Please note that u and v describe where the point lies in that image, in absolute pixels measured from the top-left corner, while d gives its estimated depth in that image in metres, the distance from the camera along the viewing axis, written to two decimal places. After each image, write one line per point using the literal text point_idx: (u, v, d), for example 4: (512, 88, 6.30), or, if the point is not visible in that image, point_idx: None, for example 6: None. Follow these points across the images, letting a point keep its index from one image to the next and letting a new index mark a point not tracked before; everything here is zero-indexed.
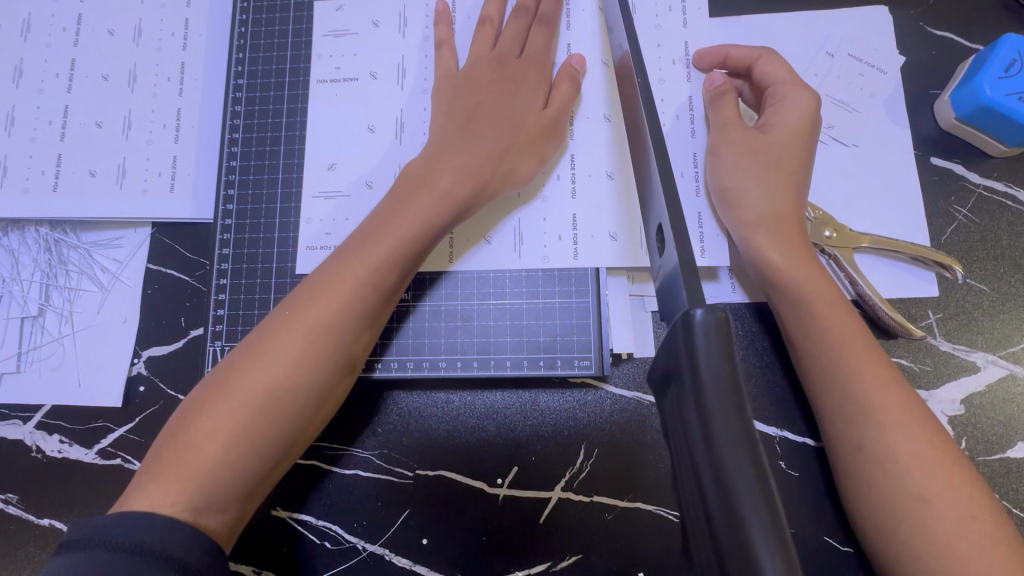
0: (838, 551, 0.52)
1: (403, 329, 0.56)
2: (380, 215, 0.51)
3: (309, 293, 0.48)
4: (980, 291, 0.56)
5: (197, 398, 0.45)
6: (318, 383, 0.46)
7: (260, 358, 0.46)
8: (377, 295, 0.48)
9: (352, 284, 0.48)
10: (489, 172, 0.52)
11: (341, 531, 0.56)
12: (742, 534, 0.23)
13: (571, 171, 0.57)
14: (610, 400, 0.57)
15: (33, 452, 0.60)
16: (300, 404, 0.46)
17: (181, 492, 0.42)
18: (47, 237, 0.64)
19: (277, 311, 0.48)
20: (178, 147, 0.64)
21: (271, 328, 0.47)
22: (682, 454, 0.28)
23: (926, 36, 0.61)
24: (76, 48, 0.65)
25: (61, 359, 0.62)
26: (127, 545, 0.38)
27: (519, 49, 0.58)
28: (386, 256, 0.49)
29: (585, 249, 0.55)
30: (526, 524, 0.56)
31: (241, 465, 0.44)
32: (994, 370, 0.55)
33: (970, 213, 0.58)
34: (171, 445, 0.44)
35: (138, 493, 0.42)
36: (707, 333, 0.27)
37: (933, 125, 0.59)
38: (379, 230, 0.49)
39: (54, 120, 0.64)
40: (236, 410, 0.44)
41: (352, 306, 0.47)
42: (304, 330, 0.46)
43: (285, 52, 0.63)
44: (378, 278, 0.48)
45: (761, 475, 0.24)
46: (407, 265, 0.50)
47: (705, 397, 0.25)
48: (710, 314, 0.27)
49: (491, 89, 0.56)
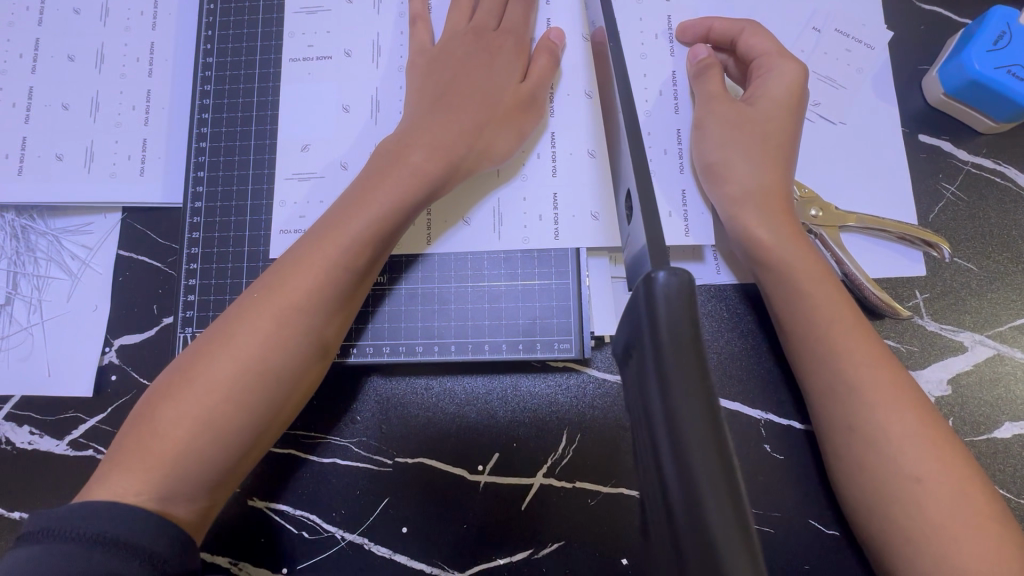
0: (824, 534, 0.51)
1: (379, 313, 0.55)
2: (352, 194, 0.49)
3: (280, 275, 0.46)
4: (967, 271, 0.55)
5: (164, 385, 0.44)
6: (290, 368, 0.45)
7: (229, 342, 0.44)
8: (350, 276, 0.47)
9: (324, 266, 0.46)
10: (465, 149, 0.51)
11: (319, 521, 0.55)
12: (698, 507, 0.21)
13: (551, 149, 0.55)
14: (592, 384, 0.56)
15: (2, 444, 0.59)
16: (270, 390, 0.44)
17: (144, 482, 0.40)
18: (13, 223, 0.62)
19: (246, 294, 0.46)
20: (148, 129, 0.62)
21: (240, 312, 0.45)
22: (642, 428, 0.26)
23: (913, 10, 0.60)
24: (41, 28, 0.63)
25: (30, 348, 0.60)
26: (87, 535, 0.36)
27: (497, 25, 0.56)
28: (358, 236, 0.47)
29: (565, 228, 0.54)
30: (508, 511, 0.55)
31: (208, 454, 0.42)
32: (981, 349, 0.54)
33: (958, 191, 0.56)
34: (136, 433, 0.42)
35: (100, 485, 0.41)
36: (670, 297, 0.26)
37: (921, 101, 0.58)
38: (353, 209, 0.48)
39: (18, 102, 0.62)
40: (202, 397, 0.42)
41: (325, 287, 0.46)
42: (274, 312, 0.45)
43: (256, 29, 0.61)
44: (351, 259, 0.47)
45: (719, 444, 0.22)
46: (381, 246, 0.48)
47: (664, 363, 0.24)
48: (672, 276, 0.26)
49: (468, 66, 0.54)
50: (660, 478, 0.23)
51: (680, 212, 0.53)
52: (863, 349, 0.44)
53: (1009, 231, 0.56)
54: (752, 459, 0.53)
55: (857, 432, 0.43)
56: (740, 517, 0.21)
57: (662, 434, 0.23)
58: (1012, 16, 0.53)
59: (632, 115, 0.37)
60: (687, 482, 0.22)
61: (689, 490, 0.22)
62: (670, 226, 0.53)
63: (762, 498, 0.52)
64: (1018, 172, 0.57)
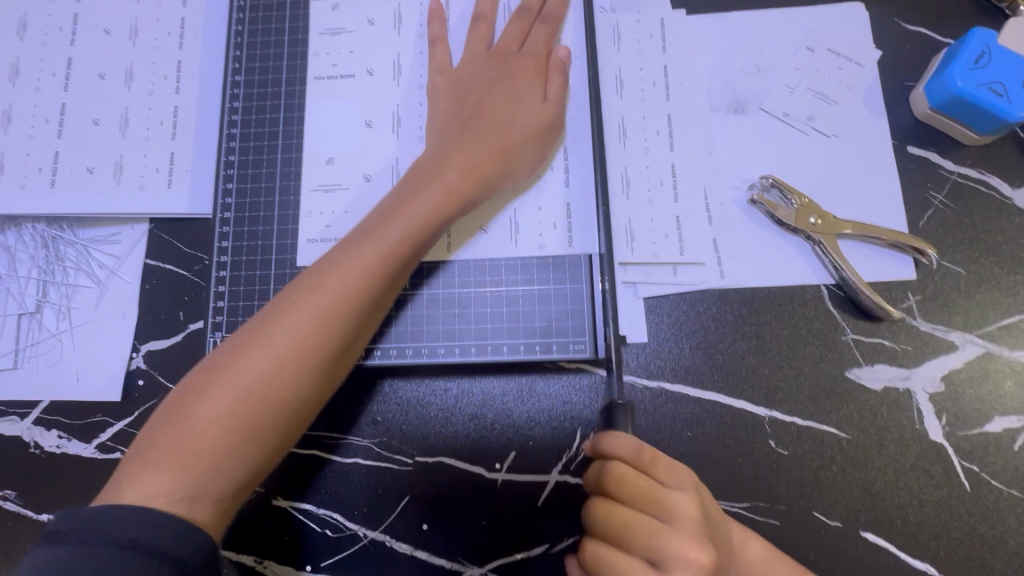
0: (827, 526, 0.54)
1: (401, 317, 0.58)
2: (385, 207, 0.53)
3: (311, 281, 0.49)
4: (957, 274, 0.58)
5: (196, 383, 0.46)
6: (319, 370, 0.47)
7: (261, 344, 0.46)
8: (380, 284, 0.50)
9: (355, 273, 0.49)
10: (490, 168, 0.54)
11: (341, 519, 0.57)
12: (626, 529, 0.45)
13: (565, 162, 0.59)
14: (604, 385, 0.59)
15: (32, 447, 0.60)
16: (300, 390, 0.46)
17: (178, 479, 0.43)
18: (44, 233, 0.64)
19: (281, 298, 0.49)
20: (176, 144, 0.65)
21: (274, 314, 0.48)
22: None
23: (901, 30, 0.64)
24: (73, 48, 0.66)
25: (59, 355, 0.62)
26: (121, 543, 0.38)
27: (517, 46, 0.60)
28: (388, 245, 0.50)
29: (578, 236, 0.57)
30: (524, 508, 0.57)
31: (240, 451, 0.45)
32: (971, 348, 0.57)
33: (946, 199, 0.60)
34: (169, 431, 0.44)
35: (135, 479, 0.43)
36: (621, 416, 0.49)
37: (909, 115, 0.62)
38: (382, 220, 0.51)
39: (50, 118, 0.65)
40: (236, 395, 0.45)
41: (356, 294, 0.48)
42: (307, 316, 0.47)
43: (282, 49, 0.65)
44: (380, 267, 0.50)
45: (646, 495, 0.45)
46: (409, 256, 0.51)
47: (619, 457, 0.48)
48: (622, 408, 0.49)
49: (488, 86, 0.57)
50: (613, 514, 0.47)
51: (677, 233, 0.59)
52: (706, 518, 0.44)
53: (995, 236, 0.59)
54: (758, 454, 0.55)
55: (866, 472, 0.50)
56: None
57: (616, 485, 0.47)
58: (992, 37, 0.57)
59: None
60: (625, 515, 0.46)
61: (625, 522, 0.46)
62: (667, 246, 0.59)
63: (767, 492, 0.55)
64: (1003, 181, 0.60)
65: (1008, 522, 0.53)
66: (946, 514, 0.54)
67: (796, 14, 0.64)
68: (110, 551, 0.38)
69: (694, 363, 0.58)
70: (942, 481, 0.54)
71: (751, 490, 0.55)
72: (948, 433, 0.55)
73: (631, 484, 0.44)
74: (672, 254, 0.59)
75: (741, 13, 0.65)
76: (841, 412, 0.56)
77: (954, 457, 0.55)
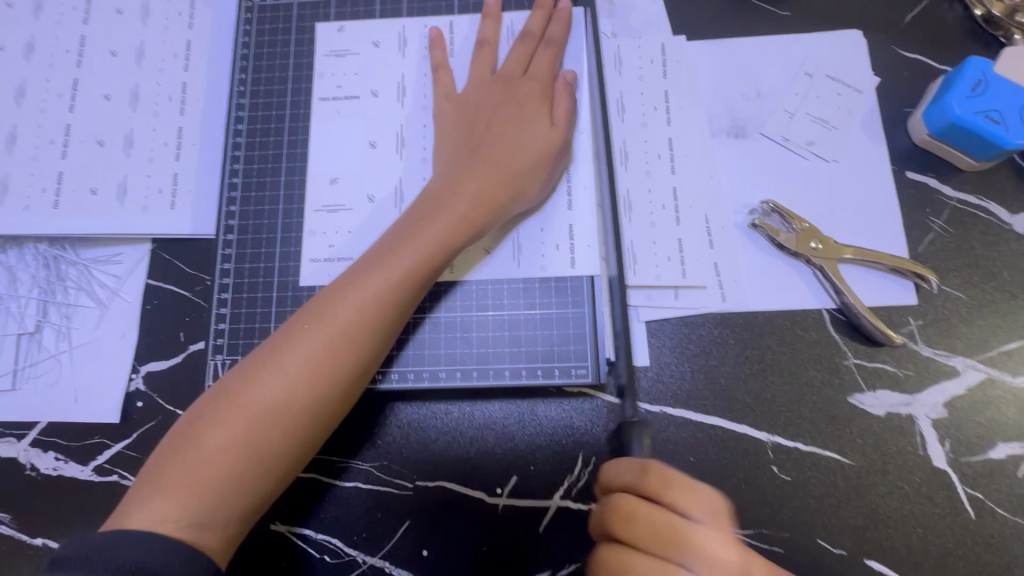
0: (831, 553, 0.53)
1: (415, 339, 0.58)
2: (397, 232, 0.53)
3: (326, 306, 0.49)
4: (957, 299, 0.58)
5: (207, 408, 0.46)
6: (329, 396, 0.47)
7: (274, 370, 0.46)
8: (392, 311, 0.50)
9: (368, 300, 0.49)
10: (500, 197, 0.54)
11: (341, 544, 0.56)
12: None
13: (567, 183, 0.59)
14: (606, 410, 0.58)
15: (28, 470, 0.60)
16: (310, 417, 0.46)
17: (184, 505, 0.42)
18: (46, 253, 0.64)
19: (291, 324, 0.49)
20: (179, 164, 0.65)
21: (284, 340, 0.48)
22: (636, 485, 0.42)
23: (899, 57, 0.64)
24: (79, 69, 0.67)
25: (58, 375, 0.62)
26: (120, 565, 0.38)
27: (521, 71, 0.60)
28: (400, 273, 0.50)
29: (580, 257, 0.58)
30: (525, 534, 0.56)
31: (248, 478, 0.44)
32: (973, 374, 0.57)
33: (945, 224, 0.60)
34: (177, 457, 0.44)
35: (142, 505, 0.42)
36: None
37: (907, 140, 0.62)
38: (397, 246, 0.51)
39: (55, 139, 0.65)
40: (245, 421, 0.45)
41: (367, 322, 0.49)
42: (320, 342, 0.47)
43: (286, 72, 0.66)
44: (393, 294, 0.50)
45: None
46: (422, 283, 0.51)
47: None
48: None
49: (496, 112, 0.58)
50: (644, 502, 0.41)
51: (679, 256, 0.59)
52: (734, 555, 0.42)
53: (994, 261, 0.59)
54: (762, 479, 0.55)
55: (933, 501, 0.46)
56: None
57: None
58: (988, 65, 0.58)
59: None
60: None
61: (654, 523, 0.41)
62: (668, 269, 0.59)
63: (769, 518, 0.54)
64: (1001, 206, 0.60)
65: (1014, 550, 0.53)
66: (950, 541, 0.53)
67: (794, 40, 0.65)
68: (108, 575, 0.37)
69: (695, 386, 0.57)
70: (946, 508, 0.54)
71: (749, 517, 0.54)
72: (951, 459, 0.55)
73: (637, 518, 0.42)
74: (673, 277, 0.59)
75: (740, 38, 0.66)
76: (844, 437, 0.56)
77: (957, 484, 0.54)
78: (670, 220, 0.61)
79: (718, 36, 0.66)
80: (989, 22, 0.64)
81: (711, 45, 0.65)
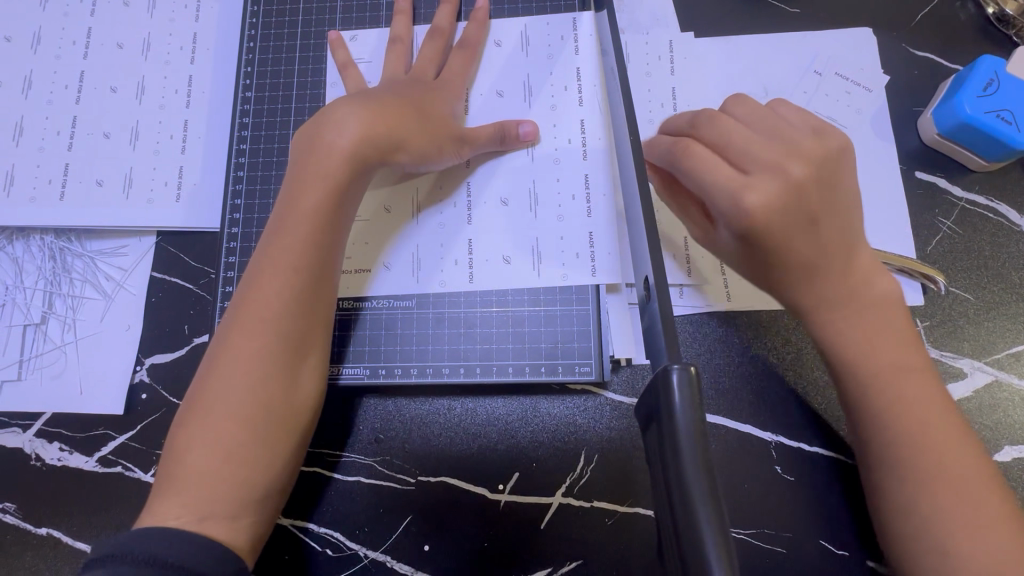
0: (833, 555, 0.53)
1: (356, 337, 0.58)
2: (288, 183, 0.51)
3: (242, 291, 0.48)
4: (965, 300, 0.58)
5: (179, 421, 0.46)
6: (268, 364, 0.46)
7: (217, 364, 0.46)
8: (295, 267, 0.48)
9: (273, 265, 0.48)
10: (387, 134, 0.52)
11: (342, 538, 0.57)
12: (692, 518, 0.28)
13: (585, 191, 0.58)
14: (609, 407, 0.58)
15: (33, 460, 0.60)
16: (262, 389, 0.45)
17: (187, 504, 0.42)
18: (51, 245, 0.64)
19: (220, 325, 0.49)
20: (185, 157, 0.65)
21: (220, 336, 0.48)
22: (661, 483, 0.31)
23: (909, 56, 0.64)
24: (86, 61, 0.67)
25: (63, 367, 0.62)
26: (133, 552, 0.38)
27: (433, 69, 0.60)
28: (301, 229, 0.49)
29: (601, 265, 0.57)
30: (528, 530, 0.56)
31: (226, 473, 0.43)
32: (980, 376, 0.56)
33: (954, 224, 0.60)
34: (169, 467, 0.44)
35: (151, 512, 0.42)
36: (682, 389, 0.31)
37: (917, 140, 0.62)
38: (294, 201, 0.50)
39: (62, 131, 0.65)
40: (207, 420, 0.44)
41: (278, 284, 0.48)
42: (245, 324, 0.47)
43: (292, 67, 0.66)
44: (292, 251, 0.48)
45: (710, 474, 0.28)
46: (325, 229, 0.50)
47: (679, 439, 0.30)
48: (684, 371, 0.31)
49: (420, 90, 0.57)
50: (668, 492, 0.30)
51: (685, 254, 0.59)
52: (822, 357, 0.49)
53: (1003, 263, 0.59)
54: (764, 480, 0.55)
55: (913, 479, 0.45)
56: (714, 505, 0.28)
57: (674, 476, 0.29)
58: (1000, 64, 0.57)
59: (640, 169, 0.41)
60: (691, 515, 0.28)
61: (687, 508, 0.28)
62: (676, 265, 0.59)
63: (772, 517, 0.54)
64: (1011, 208, 0.60)
65: None
66: None
67: (802, 37, 0.65)
68: (120, 563, 0.37)
69: (714, 393, 0.57)
70: None
71: (751, 516, 0.54)
72: None
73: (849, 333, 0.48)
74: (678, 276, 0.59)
75: (749, 35, 0.65)
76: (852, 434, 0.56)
77: None
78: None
79: (726, 32, 0.65)
80: (1001, 20, 0.63)
81: (719, 42, 0.65)
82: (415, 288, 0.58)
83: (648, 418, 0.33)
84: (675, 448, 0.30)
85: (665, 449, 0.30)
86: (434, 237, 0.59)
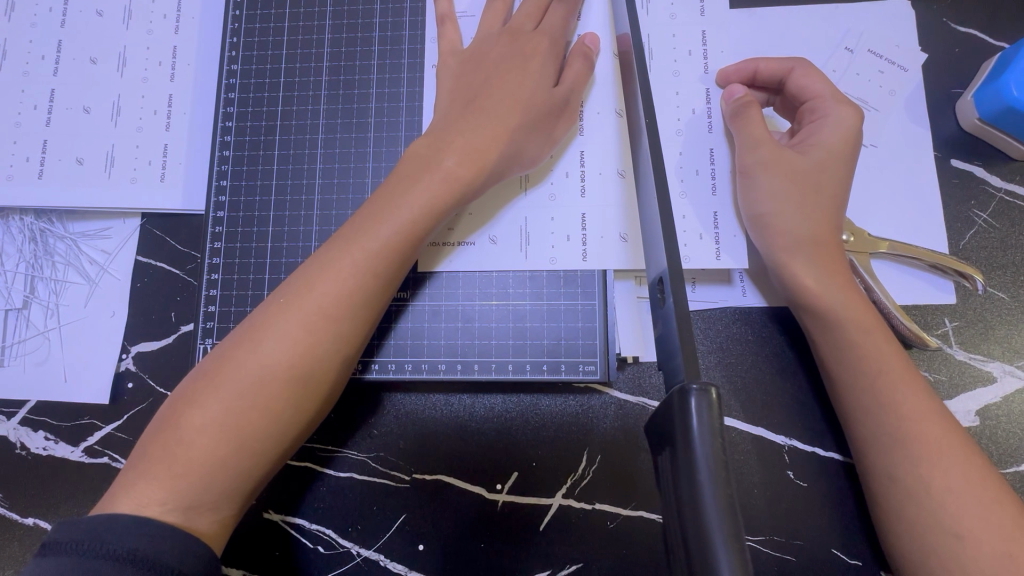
0: (846, 564, 0.51)
1: (398, 330, 0.55)
2: (381, 195, 0.49)
3: (305, 281, 0.46)
4: (998, 300, 0.54)
5: (187, 389, 0.43)
6: (315, 375, 0.44)
7: (255, 348, 0.43)
8: (375, 284, 0.46)
9: (350, 274, 0.46)
10: (498, 157, 0.50)
11: (335, 535, 0.55)
12: (707, 547, 0.26)
13: (711, 165, 0.55)
14: (612, 406, 0.55)
15: (18, 449, 0.58)
16: (294, 397, 0.43)
17: (170, 489, 0.40)
18: (32, 226, 0.61)
19: (269, 303, 0.46)
20: (169, 135, 0.61)
21: (266, 316, 0.45)
22: (671, 511, 0.30)
23: (949, 32, 0.59)
24: (63, 30, 0.63)
25: (47, 353, 0.60)
26: (117, 553, 0.36)
27: (533, 26, 0.55)
28: (384, 244, 0.47)
29: (726, 248, 0.53)
30: (524, 531, 0.54)
31: (229, 462, 0.41)
32: (1011, 381, 0.53)
33: (990, 218, 0.56)
34: (159, 440, 0.42)
35: (127, 489, 0.40)
36: (700, 412, 0.29)
37: (955, 125, 0.57)
38: (380, 213, 0.48)
39: (39, 105, 0.62)
40: (226, 402, 0.42)
41: (349, 294, 0.45)
42: (299, 318, 0.44)
43: (281, 37, 0.61)
44: (375, 264, 0.46)
45: (731, 504, 0.27)
46: (406, 257, 0.48)
47: (695, 465, 0.28)
48: (704, 394, 0.29)
49: (499, 65, 0.53)
50: (680, 512, 0.28)
51: (712, 234, 0.53)
52: (833, 314, 0.48)
53: None
54: (776, 486, 0.52)
55: (900, 482, 0.45)
56: (736, 537, 0.26)
57: (687, 503, 0.28)
58: None
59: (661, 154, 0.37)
60: (707, 546, 0.27)
61: (701, 531, 0.27)
62: (699, 249, 0.53)
63: (784, 525, 0.52)
64: None
65: None
66: None
67: (835, 8, 0.59)
68: (101, 565, 0.35)
69: (728, 396, 0.54)
70: None
71: (761, 523, 0.52)
72: None
73: (849, 291, 0.49)
74: (705, 258, 0.53)
75: (777, 5, 0.59)
76: None
77: None
78: (703, 190, 0.54)
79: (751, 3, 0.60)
80: None
81: (745, 14, 0.59)
82: (523, 265, 0.55)
83: (661, 439, 0.31)
84: (690, 470, 0.28)
85: (678, 470, 0.29)
86: (545, 211, 0.55)
